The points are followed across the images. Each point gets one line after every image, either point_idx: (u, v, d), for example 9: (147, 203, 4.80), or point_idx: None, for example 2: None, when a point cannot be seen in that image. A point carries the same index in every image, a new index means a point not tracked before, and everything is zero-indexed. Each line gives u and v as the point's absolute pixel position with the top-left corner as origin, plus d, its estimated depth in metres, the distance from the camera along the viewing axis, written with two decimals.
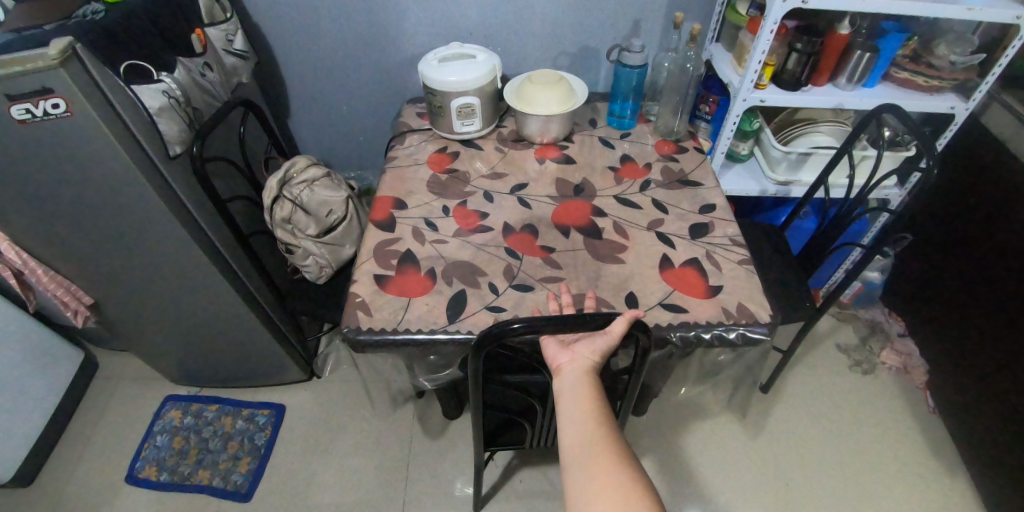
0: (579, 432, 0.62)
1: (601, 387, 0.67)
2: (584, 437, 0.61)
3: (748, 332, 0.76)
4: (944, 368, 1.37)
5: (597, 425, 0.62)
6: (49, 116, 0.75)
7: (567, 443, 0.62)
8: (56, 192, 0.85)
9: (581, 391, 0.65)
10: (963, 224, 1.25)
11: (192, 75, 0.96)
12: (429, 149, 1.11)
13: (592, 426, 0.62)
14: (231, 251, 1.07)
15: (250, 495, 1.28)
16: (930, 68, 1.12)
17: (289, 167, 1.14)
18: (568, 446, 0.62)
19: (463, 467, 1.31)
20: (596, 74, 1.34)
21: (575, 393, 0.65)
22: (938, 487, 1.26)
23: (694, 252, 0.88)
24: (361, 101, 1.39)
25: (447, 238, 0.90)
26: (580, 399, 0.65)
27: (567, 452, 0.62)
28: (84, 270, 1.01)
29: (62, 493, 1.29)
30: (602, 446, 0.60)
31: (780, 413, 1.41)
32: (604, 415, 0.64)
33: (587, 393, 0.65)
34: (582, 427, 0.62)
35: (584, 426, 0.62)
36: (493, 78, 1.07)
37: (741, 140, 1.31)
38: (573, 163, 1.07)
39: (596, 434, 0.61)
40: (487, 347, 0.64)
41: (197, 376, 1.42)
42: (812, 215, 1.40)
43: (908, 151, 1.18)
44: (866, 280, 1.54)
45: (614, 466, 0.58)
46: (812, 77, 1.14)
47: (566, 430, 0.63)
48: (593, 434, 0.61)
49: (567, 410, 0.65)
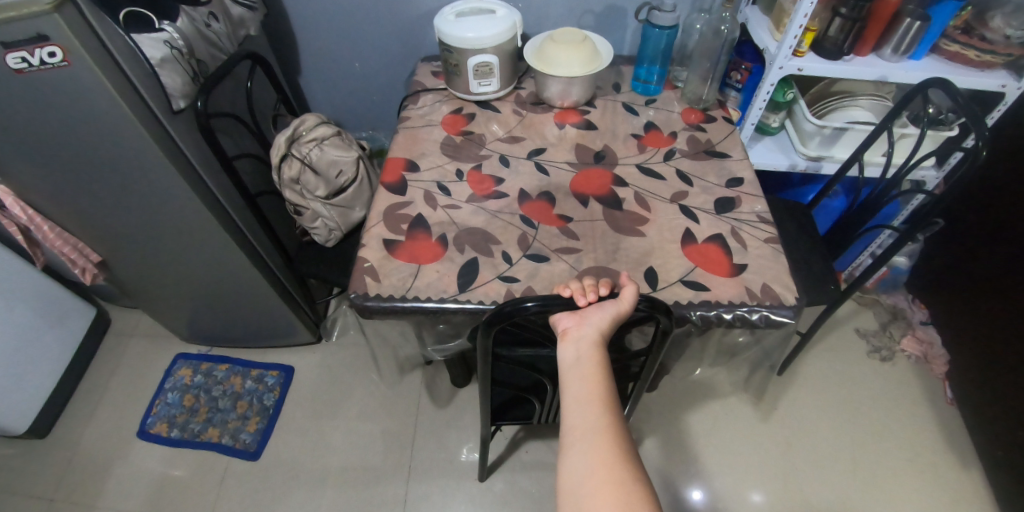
0: (582, 415, 0.59)
1: (608, 363, 0.63)
2: (587, 423, 0.58)
3: (771, 315, 0.73)
4: (966, 359, 1.33)
5: (602, 411, 0.59)
6: (46, 65, 0.71)
7: (569, 425, 0.59)
8: (58, 145, 0.82)
9: (587, 367, 0.62)
10: (1005, 210, 1.18)
11: (196, 25, 0.91)
12: (444, 109, 1.06)
13: (597, 412, 0.59)
14: (236, 210, 1.05)
15: (259, 453, 1.29)
16: (983, 42, 1.03)
17: (297, 124, 1.09)
18: (569, 428, 0.59)
19: (469, 435, 1.31)
20: (622, 35, 1.26)
21: (581, 371, 0.62)
22: (950, 478, 1.24)
23: (719, 227, 0.83)
24: (375, 58, 1.34)
25: (459, 204, 0.87)
26: (585, 378, 0.61)
27: (569, 435, 0.59)
28: (91, 226, 0.99)
29: (77, 445, 1.31)
30: (605, 436, 0.57)
31: (793, 396, 1.38)
32: (610, 399, 0.60)
33: (593, 370, 0.62)
34: (586, 412, 0.59)
35: (589, 411, 0.59)
36: (513, 36, 1.01)
37: (772, 112, 1.24)
38: (594, 130, 1.02)
39: (600, 422, 0.58)
40: (498, 326, 0.62)
41: (206, 336, 1.42)
42: (842, 194, 1.34)
43: (950, 130, 1.10)
44: (893, 265, 1.49)
45: (616, 459, 0.55)
46: (855, 46, 1.05)
47: (570, 411, 0.60)
48: (596, 421, 0.58)
49: (572, 389, 0.61)
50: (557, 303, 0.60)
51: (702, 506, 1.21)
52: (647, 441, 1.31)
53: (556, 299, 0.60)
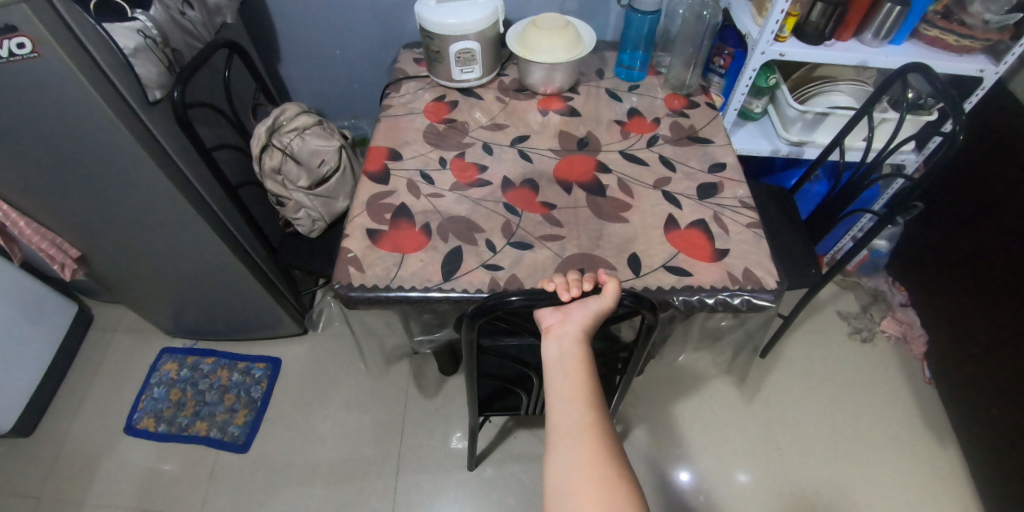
0: (567, 414, 0.59)
1: (591, 359, 0.64)
2: (572, 421, 0.58)
3: (752, 299, 0.74)
4: (945, 339, 1.36)
5: (586, 409, 0.59)
6: (14, 57, 0.69)
7: (553, 424, 0.59)
8: (32, 139, 0.80)
9: (571, 364, 0.62)
10: (984, 193, 1.20)
11: (170, 13, 0.89)
12: (427, 97, 1.05)
13: (581, 410, 0.59)
14: (217, 201, 1.03)
15: (247, 446, 1.29)
16: (962, 26, 1.03)
17: (277, 114, 1.08)
18: (554, 427, 0.59)
19: (459, 424, 1.32)
20: (604, 20, 1.26)
21: (566, 367, 0.62)
22: (928, 456, 1.27)
23: (701, 213, 0.84)
24: (356, 45, 1.32)
25: (443, 192, 0.86)
26: (569, 376, 0.62)
27: (554, 434, 0.59)
28: (68, 221, 0.97)
29: (63, 443, 1.30)
30: (589, 434, 0.57)
31: (776, 379, 1.41)
32: (594, 397, 0.60)
33: (577, 366, 0.62)
34: (570, 410, 0.59)
35: (574, 408, 0.59)
36: (495, 22, 1.00)
37: (755, 97, 1.25)
38: (577, 116, 1.01)
39: (584, 420, 0.58)
40: (482, 320, 0.62)
41: (192, 329, 1.41)
42: (824, 179, 1.36)
43: (929, 115, 1.12)
44: (873, 248, 1.53)
45: (601, 457, 0.55)
46: (836, 31, 1.06)
47: (554, 410, 0.60)
48: (580, 419, 0.58)
49: (557, 388, 0.61)
50: (540, 297, 0.60)
51: (689, 487, 1.23)
52: (634, 428, 1.33)
53: (541, 294, 0.61)
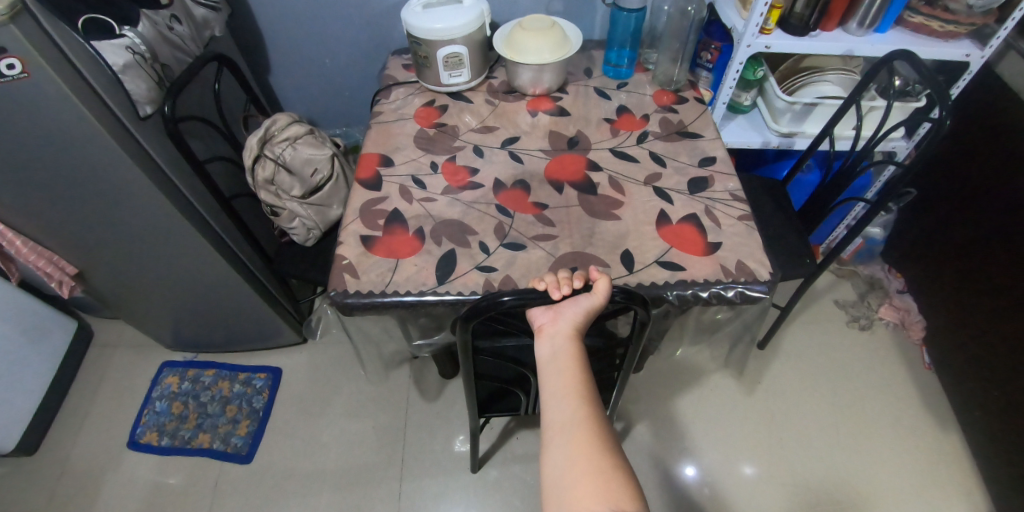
0: (561, 410, 0.60)
1: (584, 355, 0.64)
2: (566, 416, 0.59)
3: (747, 291, 0.74)
4: (943, 324, 1.36)
5: (580, 404, 0.60)
6: (4, 77, 0.69)
7: (549, 420, 0.60)
8: (24, 158, 0.80)
9: (564, 361, 0.63)
10: (977, 177, 1.20)
11: (159, 28, 0.90)
12: (417, 103, 1.05)
13: (575, 404, 0.60)
14: (211, 212, 1.04)
15: (251, 456, 1.29)
16: (945, 12, 1.03)
17: (268, 125, 1.08)
18: (549, 424, 0.60)
19: (462, 427, 1.32)
20: (591, 19, 1.27)
21: (558, 364, 0.63)
22: (929, 441, 1.28)
23: (693, 207, 0.84)
24: (345, 53, 1.33)
25: (435, 196, 0.87)
26: (562, 373, 0.63)
27: (549, 430, 0.59)
28: (63, 238, 0.97)
29: (66, 461, 1.30)
30: (584, 428, 0.57)
31: (776, 369, 1.42)
32: (587, 392, 0.61)
33: (571, 363, 0.63)
34: (564, 406, 0.60)
35: (567, 403, 0.60)
36: (481, 25, 1.00)
37: (744, 91, 1.26)
38: (566, 116, 1.02)
39: (579, 414, 0.59)
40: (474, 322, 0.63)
41: (193, 342, 1.41)
42: (815, 169, 1.37)
43: (918, 101, 1.12)
44: (868, 236, 1.54)
45: (596, 450, 0.56)
46: (820, 21, 1.06)
47: (549, 406, 0.61)
48: (574, 413, 0.59)
49: (550, 385, 0.62)
50: (532, 295, 0.60)
51: (693, 482, 1.24)
52: (635, 424, 1.33)
53: (532, 292, 0.61)
